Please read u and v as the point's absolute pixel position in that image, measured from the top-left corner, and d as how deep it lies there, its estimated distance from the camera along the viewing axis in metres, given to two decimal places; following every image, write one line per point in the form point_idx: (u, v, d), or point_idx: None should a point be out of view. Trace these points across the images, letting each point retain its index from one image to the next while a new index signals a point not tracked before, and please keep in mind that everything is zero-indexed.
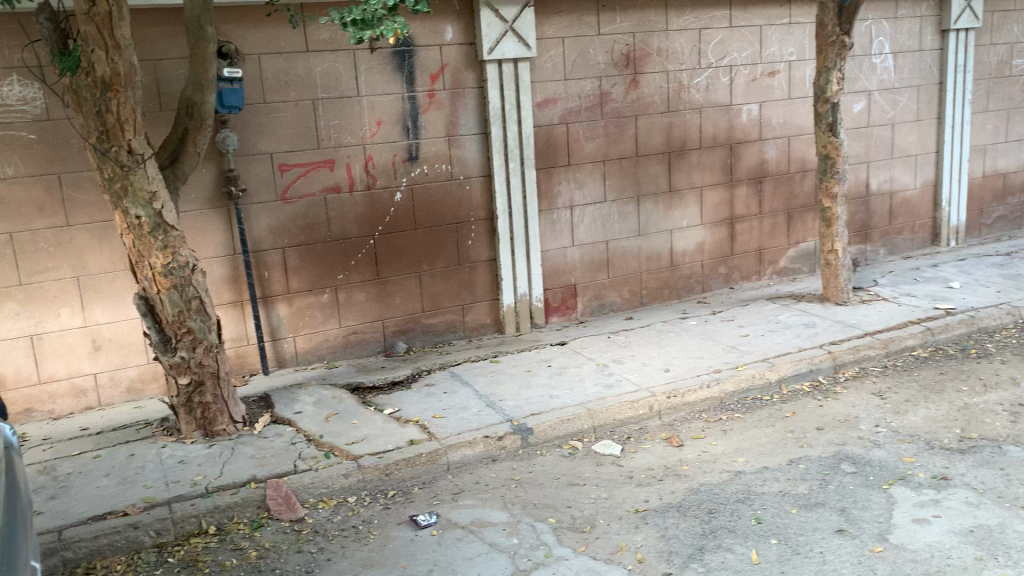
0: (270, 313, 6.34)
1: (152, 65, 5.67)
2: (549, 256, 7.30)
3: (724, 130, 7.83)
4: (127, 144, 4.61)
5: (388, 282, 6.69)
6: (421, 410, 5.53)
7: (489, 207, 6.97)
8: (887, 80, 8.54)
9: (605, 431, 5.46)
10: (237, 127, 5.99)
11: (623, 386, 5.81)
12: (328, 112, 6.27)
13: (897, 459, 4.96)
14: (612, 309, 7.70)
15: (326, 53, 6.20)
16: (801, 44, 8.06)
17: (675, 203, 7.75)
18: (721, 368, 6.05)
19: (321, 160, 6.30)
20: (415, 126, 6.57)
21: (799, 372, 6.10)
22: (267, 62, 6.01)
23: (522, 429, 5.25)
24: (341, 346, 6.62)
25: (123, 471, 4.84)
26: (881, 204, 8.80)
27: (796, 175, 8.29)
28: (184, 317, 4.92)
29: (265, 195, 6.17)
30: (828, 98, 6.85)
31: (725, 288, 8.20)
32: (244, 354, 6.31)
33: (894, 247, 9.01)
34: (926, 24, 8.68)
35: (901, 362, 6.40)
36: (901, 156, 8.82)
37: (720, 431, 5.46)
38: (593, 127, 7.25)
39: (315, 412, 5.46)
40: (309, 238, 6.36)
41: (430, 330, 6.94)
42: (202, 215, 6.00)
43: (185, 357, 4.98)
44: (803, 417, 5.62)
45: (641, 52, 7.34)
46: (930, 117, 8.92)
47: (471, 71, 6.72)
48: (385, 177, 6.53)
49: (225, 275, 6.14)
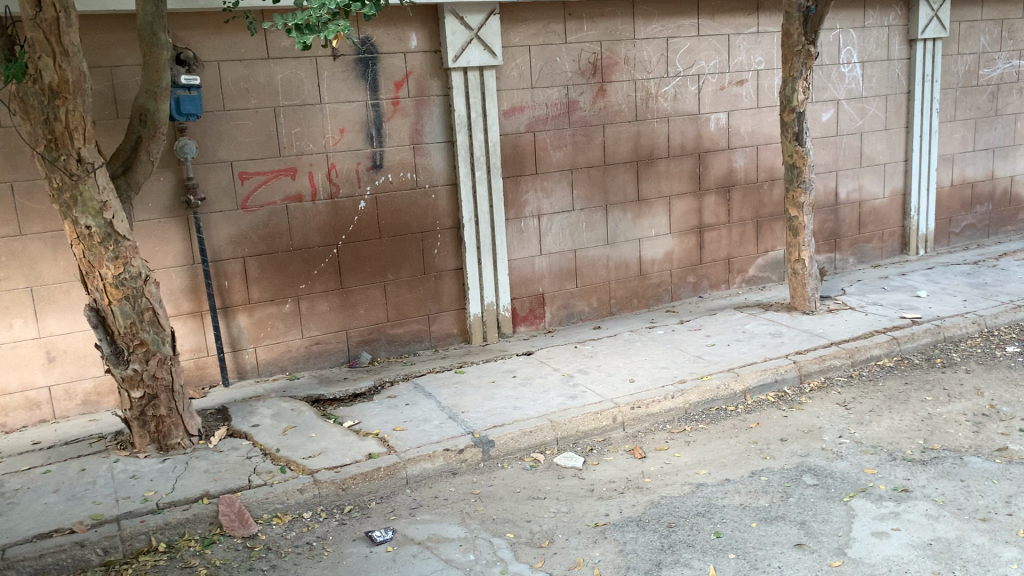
0: (230, 324, 6.24)
1: (108, 71, 5.57)
2: (516, 265, 7.24)
3: (692, 139, 7.81)
4: (77, 152, 4.51)
5: (351, 292, 6.60)
6: (382, 422, 5.45)
7: (455, 216, 6.90)
8: (855, 89, 8.57)
9: (567, 443, 5.39)
10: (196, 135, 5.89)
11: (587, 397, 5.76)
12: (289, 119, 6.19)
13: (859, 471, 4.94)
14: (580, 318, 7.65)
15: (287, 60, 6.13)
16: (769, 53, 8.07)
17: (643, 211, 7.72)
18: (686, 379, 6.01)
19: (282, 168, 6.22)
20: (379, 133, 6.50)
21: (764, 382, 6.07)
22: (227, 69, 5.93)
23: (483, 442, 5.18)
24: (304, 356, 6.53)
25: (73, 487, 4.73)
26: (850, 213, 8.82)
27: (764, 184, 8.29)
28: (136, 329, 4.82)
29: (225, 204, 6.07)
30: (794, 107, 6.84)
31: (694, 296, 8.18)
32: (204, 365, 6.21)
33: (863, 256, 9.02)
34: (893, 33, 8.71)
35: (867, 372, 6.39)
36: (870, 165, 8.84)
37: (683, 442, 5.42)
38: (561, 135, 7.21)
39: (272, 425, 5.37)
40: (270, 247, 6.27)
41: (395, 340, 6.86)
42: (160, 224, 5.90)
43: (138, 370, 4.88)
44: (767, 428, 5.59)
45: (609, 60, 7.31)
46: (899, 126, 8.95)
47: (436, 79, 6.66)
48: (348, 185, 6.45)
49: (185, 285, 6.04)
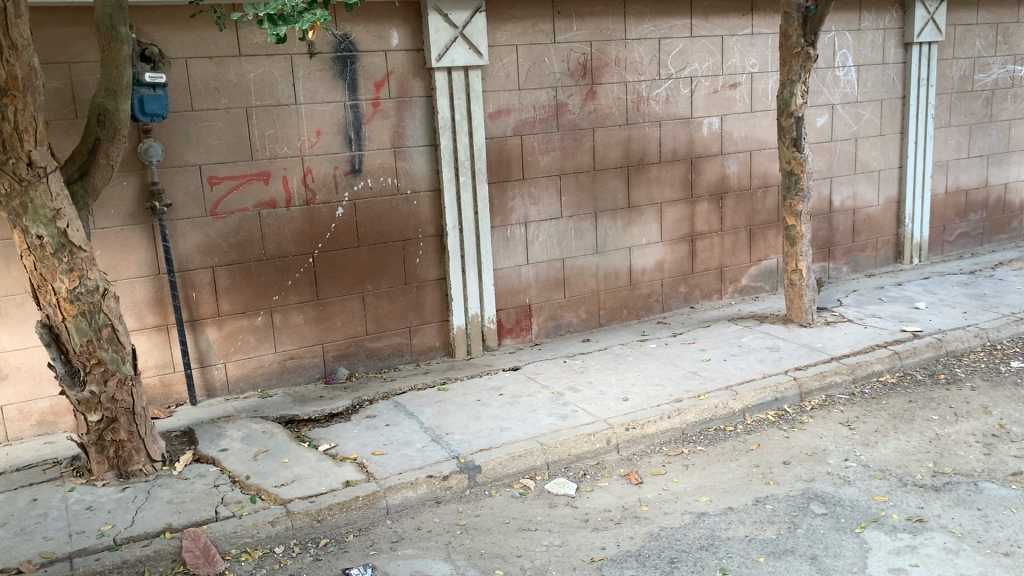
0: (198, 338, 5.86)
1: (66, 68, 5.19)
2: (502, 275, 6.90)
3: (684, 144, 7.52)
4: (27, 155, 4.12)
5: (328, 303, 6.24)
6: (360, 446, 5.10)
7: (438, 223, 6.56)
8: (850, 93, 8.32)
9: (558, 468, 5.06)
10: (161, 137, 5.51)
11: (579, 417, 5.43)
12: (262, 120, 5.82)
13: (869, 499, 4.65)
14: (568, 330, 7.33)
15: (260, 58, 5.76)
16: (763, 56, 7.80)
17: (634, 219, 7.42)
18: (682, 397, 5.70)
19: (255, 172, 5.85)
20: (358, 136, 6.15)
21: (764, 400, 5.78)
22: (195, 67, 5.56)
23: (469, 467, 4.84)
24: (277, 372, 6.16)
25: (22, 521, 4.33)
26: (844, 221, 8.57)
27: (757, 191, 8.02)
28: (93, 348, 4.43)
29: (192, 211, 5.69)
30: (793, 112, 6.57)
31: (686, 307, 7.89)
32: (170, 382, 5.82)
33: (857, 265, 8.79)
34: (889, 36, 8.47)
35: (869, 389, 6.11)
36: (864, 172, 8.60)
37: (681, 466, 5.11)
38: (549, 139, 6.89)
39: (242, 449, 5.00)
40: (241, 256, 5.90)
41: (374, 354, 6.50)
42: (123, 232, 5.52)
43: (95, 392, 4.50)
44: (768, 450, 5.29)
45: (599, 61, 7.00)
46: (893, 132, 8.72)
47: (419, 79, 6.32)
48: (325, 191, 6.10)
49: (149, 297, 5.66)
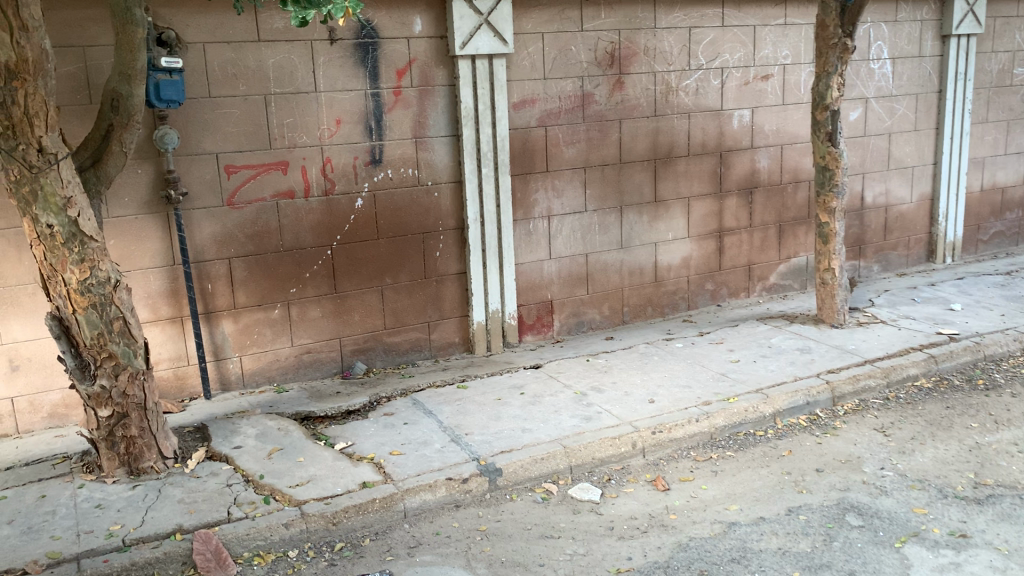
0: (213, 331, 5.72)
1: (80, 52, 5.04)
2: (524, 270, 6.72)
3: (713, 137, 7.30)
4: (38, 141, 3.97)
5: (346, 297, 6.08)
6: (378, 445, 4.93)
7: (460, 216, 6.39)
8: (885, 87, 8.06)
9: (582, 472, 4.88)
10: (178, 124, 5.37)
11: (603, 419, 5.24)
12: (281, 109, 5.66)
13: (908, 511, 4.44)
14: (591, 327, 7.14)
15: (279, 44, 5.59)
16: (796, 46, 7.56)
17: (660, 214, 7.21)
18: (710, 400, 5.50)
19: (273, 162, 5.69)
20: (379, 125, 5.97)
21: (795, 405, 5.57)
22: (213, 52, 5.39)
23: (490, 470, 4.66)
24: (293, 366, 6.01)
25: (30, 518, 4.20)
26: (876, 218, 8.32)
27: (788, 187, 7.79)
28: (104, 341, 4.30)
29: (208, 200, 5.54)
30: (829, 105, 6.33)
31: (712, 305, 7.68)
32: (184, 375, 5.69)
33: (888, 264, 8.54)
34: (926, 28, 8.20)
35: (904, 394, 5.89)
36: (898, 168, 8.34)
37: (710, 472, 4.92)
38: (574, 130, 6.69)
39: (256, 446, 4.84)
40: (258, 248, 5.74)
41: (392, 349, 6.34)
42: (137, 221, 5.38)
43: (105, 387, 4.36)
44: (800, 456, 5.09)
45: (627, 51, 6.79)
46: (928, 127, 8.45)
47: (442, 68, 6.13)
48: (344, 181, 5.93)
49: (163, 288, 5.52)
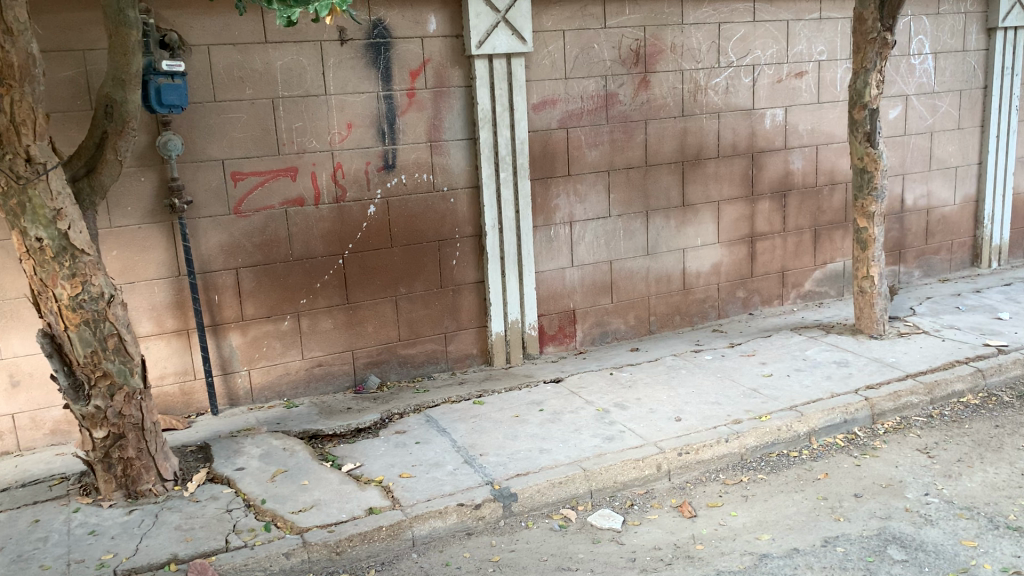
0: (220, 344, 5.51)
1: (80, 56, 4.85)
2: (545, 278, 6.44)
3: (745, 137, 6.96)
4: (25, 150, 3.77)
5: (359, 308, 5.85)
6: (387, 467, 4.68)
7: (477, 222, 6.13)
8: (927, 83, 7.67)
9: (603, 497, 4.59)
10: (182, 129, 5.17)
11: (626, 439, 4.95)
12: (290, 112, 5.43)
13: (956, 543, 4.09)
14: (616, 337, 6.85)
15: (287, 45, 5.36)
16: (832, 42, 7.20)
17: (689, 218, 6.89)
18: (741, 418, 5.18)
19: (281, 168, 5.47)
20: (392, 129, 5.73)
21: (832, 423, 5.24)
22: (218, 55, 5.18)
23: (505, 495, 4.39)
24: (304, 380, 5.79)
25: (20, 546, 4.01)
26: (917, 221, 7.92)
27: (824, 189, 7.42)
28: (98, 359, 4.09)
29: (215, 208, 5.34)
30: (867, 103, 5.98)
31: (743, 313, 7.34)
32: (191, 390, 5.50)
33: (930, 269, 8.13)
34: (970, 21, 7.79)
35: (949, 411, 5.52)
36: (940, 169, 7.93)
37: (740, 497, 4.60)
38: (597, 132, 6.40)
39: (259, 468, 4.61)
40: (267, 257, 5.53)
41: (407, 361, 6.10)
42: (141, 231, 5.19)
43: (100, 407, 4.16)
44: (837, 480, 4.76)
45: (653, 48, 6.49)
46: (973, 125, 8.03)
47: (458, 68, 5.88)
48: (356, 187, 5.69)
49: (168, 300, 5.33)
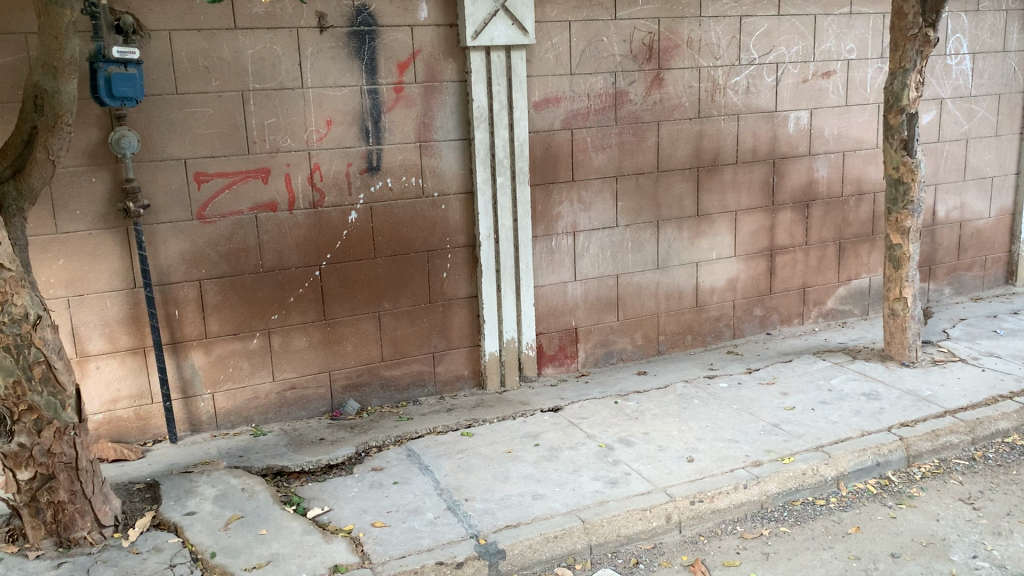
0: (181, 364, 4.95)
1: (21, 40, 4.29)
2: (545, 293, 5.87)
3: (766, 142, 6.37)
4: None
5: (337, 325, 5.28)
6: (358, 513, 4.11)
7: (471, 231, 5.55)
8: (964, 86, 7.06)
9: (604, 553, 4.01)
10: (138, 125, 4.60)
11: (632, 483, 4.37)
12: (262, 107, 4.86)
13: None
14: (621, 358, 6.27)
15: (260, 32, 4.79)
16: (863, 40, 6.60)
17: (703, 230, 6.31)
18: (761, 460, 4.60)
19: (251, 169, 4.89)
20: (377, 127, 5.16)
21: (862, 466, 4.66)
22: (180, 42, 4.61)
23: (491, 552, 3.80)
24: (275, 404, 5.23)
25: None
26: (950, 235, 7.33)
27: (850, 200, 6.84)
28: (21, 391, 3.52)
29: (175, 213, 4.77)
30: (904, 107, 5.39)
31: (760, 333, 6.76)
32: (147, 415, 4.95)
33: (961, 286, 7.54)
34: (1012, 19, 7.17)
35: (993, 453, 4.93)
36: (975, 179, 7.34)
37: (760, 556, 4.01)
38: (605, 134, 5.82)
39: (213, 514, 4.05)
40: (234, 268, 4.96)
41: (391, 384, 5.53)
42: (91, 237, 4.63)
43: (25, 445, 3.60)
44: (870, 536, 4.17)
45: (667, 42, 5.90)
46: (1011, 132, 7.43)
47: (451, 60, 5.29)
48: (335, 192, 5.12)
49: (123, 314, 4.77)
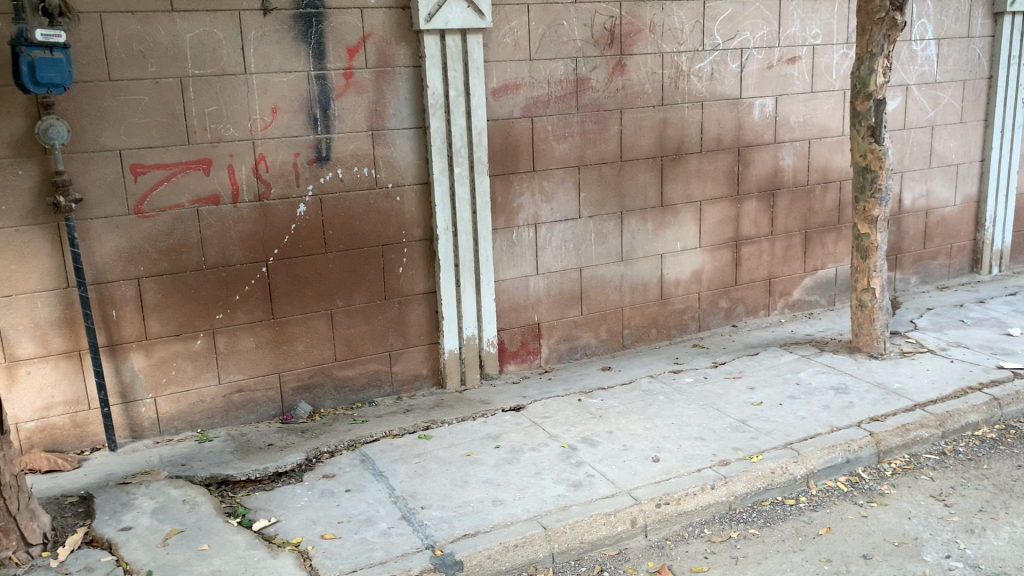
0: (120, 367, 4.68)
1: None
2: (505, 288, 5.66)
3: (730, 130, 6.22)
4: None
5: (287, 324, 5.03)
6: (307, 524, 3.88)
7: (427, 224, 5.32)
8: (929, 72, 6.96)
9: (566, 561, 3.82)
10: (68, 113, 4.31)
11: (596, 486, 4.19)
12: (202, 94, 4.59)
13: None
14: (585, 353, 6.09)
15: (199, 14, 4.51)
16: (828, 25, 6.46)
17: (667, 220, 6.15)
18: (729, 459, 4.45)
19: (191, 160, 4.62)
20: (326, 115, 4.91)
21: (832, 463, 4.52)
22: (112, 25, 4.32)
23: (447, 564, 3.60)
24: (222, 408, 4.97)
25: None
26: (915, 224, 7.24)
27: (816, 188, 6.71)
28: None
29: (110, 207, 4.48)
30: (872, 93, 5.25)
31: (726, 325, 6.62)
32: (84, 422, 4.66)
33: (927, 275, 7.47)
34: (977, 4, 7.08)
35: (963, 447, 4.83)
36: (941, 166, 7.25)
37: (728, 560, 3.85)
38: (566, 122, 5.62)
39: (150, 528, 3.80)
40: (175, 265, 4.69)
41: (345, 384, 5.30)
42: (18, 234, 4.33)
43: None
44: (841, 537, 4.03)
45: (630, 27, 5.71)
46: (976, 119, 7.35)
47: (404, 45, 5.05)
48: (283, 183, 4.87)
49: (55, 316, 4.48)
